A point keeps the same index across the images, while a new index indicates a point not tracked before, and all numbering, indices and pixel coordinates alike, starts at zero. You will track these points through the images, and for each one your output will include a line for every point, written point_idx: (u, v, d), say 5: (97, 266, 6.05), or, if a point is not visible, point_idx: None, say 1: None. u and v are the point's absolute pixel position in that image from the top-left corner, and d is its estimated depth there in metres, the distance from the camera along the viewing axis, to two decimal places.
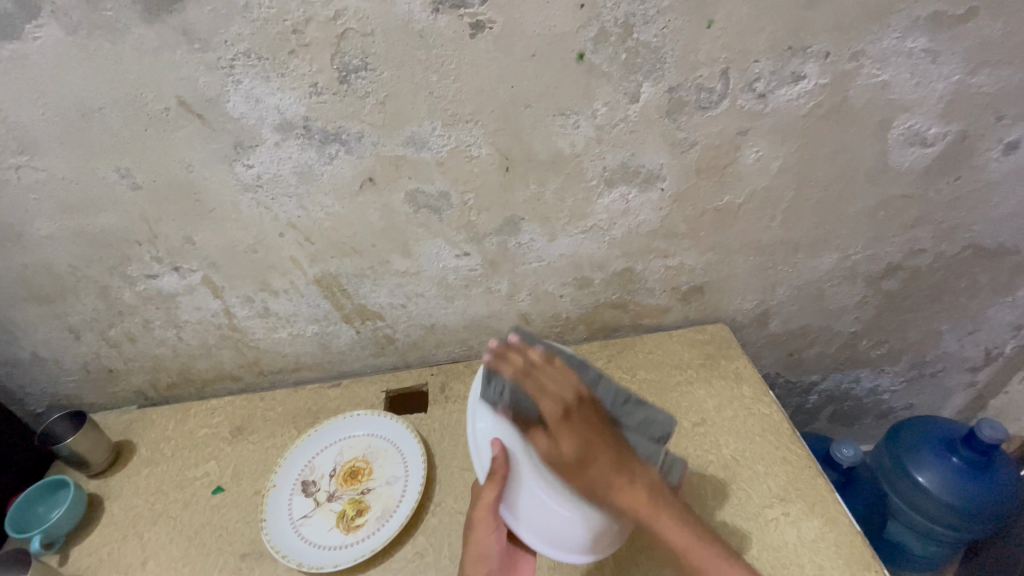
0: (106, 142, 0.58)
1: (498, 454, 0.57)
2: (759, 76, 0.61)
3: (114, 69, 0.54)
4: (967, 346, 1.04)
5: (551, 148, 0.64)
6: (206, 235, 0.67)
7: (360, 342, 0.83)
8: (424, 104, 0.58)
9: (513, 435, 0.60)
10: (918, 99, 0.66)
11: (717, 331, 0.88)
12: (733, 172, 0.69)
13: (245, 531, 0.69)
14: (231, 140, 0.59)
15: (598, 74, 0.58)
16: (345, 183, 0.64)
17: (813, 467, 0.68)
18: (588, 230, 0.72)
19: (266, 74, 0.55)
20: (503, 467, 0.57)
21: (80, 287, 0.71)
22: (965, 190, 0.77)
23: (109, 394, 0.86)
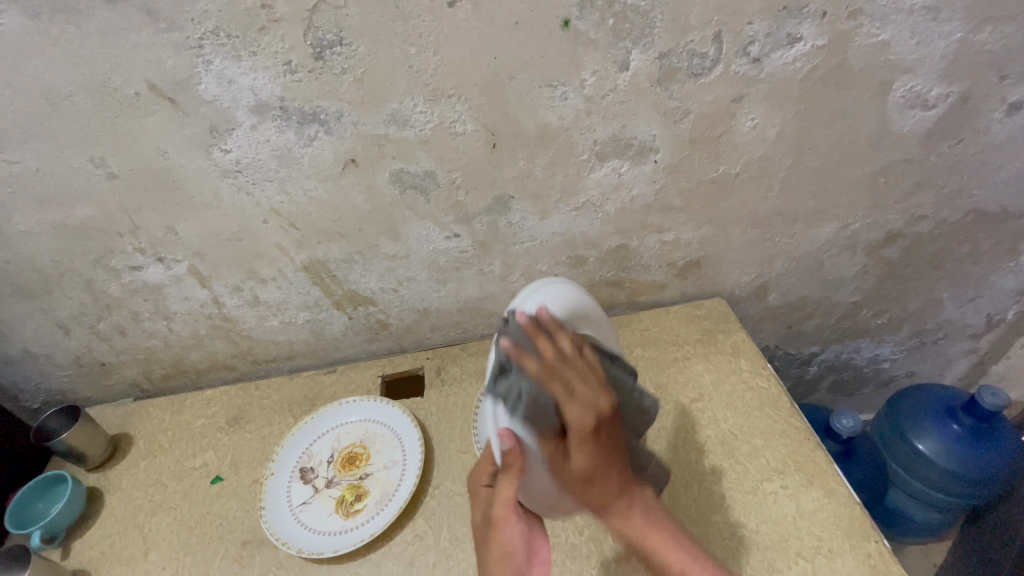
0: (77, 130, 0.56)
1: (512, 447, 0.50)
2: (753, 40, 0.58)
3: (77, 52, 0.51)
4: (969, 313, 1.03)
5: (539, 122, 0.61)
6: (188, 224, 0.66)
7: (354, 328, 0.82)
8: (404, 80, 0.56)
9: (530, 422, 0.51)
10: (920, 59, 0.63)
11: (714, 306, 0.87)
12: (729, 141, 0.67)
13: (245, 520, 0.69)
14: (205, 124, 0.57)
15: (584, 42, 0.56)
16: (327, 166, 0.62)
17: (812, 440, 0.68)
18: (580, 207, 0.71)
19: (236, 53, 0.53)
20: (518, 462, 0.50)
21: (65, 281, 0.70)
22: (968, 153, 0.74)
23: (103, 387, 0.86)
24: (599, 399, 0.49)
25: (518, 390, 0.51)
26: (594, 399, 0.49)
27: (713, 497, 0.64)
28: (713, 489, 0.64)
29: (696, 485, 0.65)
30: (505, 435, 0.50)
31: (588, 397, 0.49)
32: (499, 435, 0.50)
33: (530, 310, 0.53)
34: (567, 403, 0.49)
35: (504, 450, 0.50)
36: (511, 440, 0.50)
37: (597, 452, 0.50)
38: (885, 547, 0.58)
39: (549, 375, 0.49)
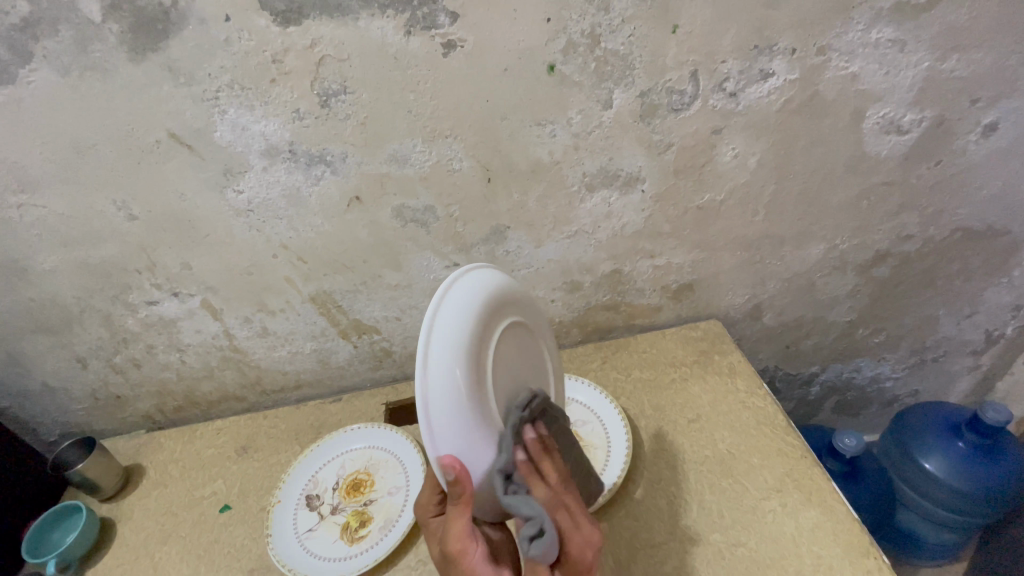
0: (102, 176, 0.61)
1: (458, 474, 0.44)
2: (728, 76, 0.63)
3: (105, 107, 0.56)
4: (966, 329, 1.04)
5: (531, 158, 0.65)
6: (202, 259, 0.69)
7: (358, 356, 0.85)
8: (404, 123, 0.60)
9: (470, 438, 0.45)
10: (890, 88, 0.67)
11: (709, 328, 0.89)
12: (712, 170, 0.70)
13: (253, 547, 0.70)
14: (220, 168, 0.62)
15: (570, 83, 0.60)
16: (333, 203, 0.66)
17: (809, 457, 0.69)
18: (573, 235, 0.74)
19: (249, 103, 0.57)
20: (468, 488, 0.45)
21: (85, 316, 0.73)
22: (947, 174, 0.77)
23: (117, 419, 0.88)
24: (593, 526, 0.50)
25: (447, 395, 0.44)
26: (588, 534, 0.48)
27: (712, 515, 0.64)
28: (711, 508, 0.65)
29: (695, 505, 0.66)
30: (449, 464, 0.44)
31: (589, 532, 0.48)
32: (443, 465, 0.44)
33: (447, 317, 0.47)
34: (575, 535, 0.46)
35: (451, 480, 0.45)
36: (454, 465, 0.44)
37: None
38: (884, 563, 0.58)
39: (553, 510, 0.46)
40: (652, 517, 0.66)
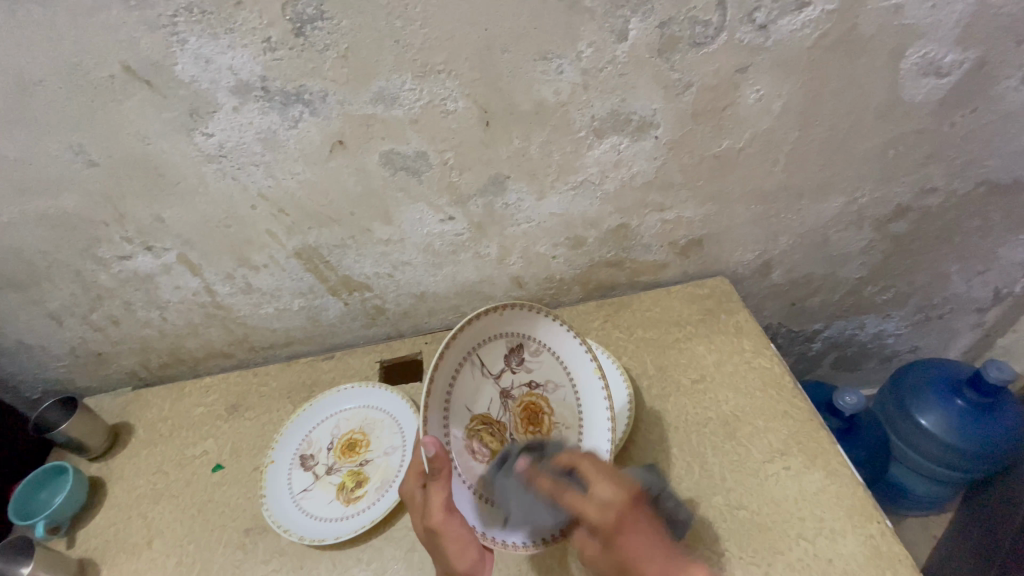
0: (52, 116, 0.54)
1: (437, 453, 0.52)
2: (759, 5, 0.55)
3: (47, 36, 0.49)
4: (976, 287, 1.01)
5: (534, 98, 0.59)
6: (175, 211, 0.64)
7: (350, 314, 0.81)
8: (390, 55, 0.53)
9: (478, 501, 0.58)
10: (935, 24, 0.59)
11: (716, 285, 0.85)
12: (733, 114, 0.64)
13: (247, 507, 0.69)
14: (185, 107, 0.55)
15: (580, 11, 0.53)
16: (314, 148, 0.60)
17: (815, 420, 0.67)
18: (579, 186, 0.68)
19: (213, 31, 0.50)
20: (445, 466, 0.53)
21: (54, 272, 0.68)
22: (981, 122, 0.71)
23: (102, 377, 0.85)
24: (621, 487, 0.48)
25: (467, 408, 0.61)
26: (609, 492, 0.47)
27: (714, 480, 0.63)
28: (714, 471, 0.64)
29: (698, 468, 0.65)
30: (431, 443, 0.52)
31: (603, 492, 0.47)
32: (424, 444, 0.52)
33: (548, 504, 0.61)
34: (582, 502, 0.47)
35: (430, 457, 0.52)
36: (436, 446, 0.52)
37: (632, 539, 0.44)
38: (887, 527, 0.58)
39: (555, 497, 0.50)
40: None
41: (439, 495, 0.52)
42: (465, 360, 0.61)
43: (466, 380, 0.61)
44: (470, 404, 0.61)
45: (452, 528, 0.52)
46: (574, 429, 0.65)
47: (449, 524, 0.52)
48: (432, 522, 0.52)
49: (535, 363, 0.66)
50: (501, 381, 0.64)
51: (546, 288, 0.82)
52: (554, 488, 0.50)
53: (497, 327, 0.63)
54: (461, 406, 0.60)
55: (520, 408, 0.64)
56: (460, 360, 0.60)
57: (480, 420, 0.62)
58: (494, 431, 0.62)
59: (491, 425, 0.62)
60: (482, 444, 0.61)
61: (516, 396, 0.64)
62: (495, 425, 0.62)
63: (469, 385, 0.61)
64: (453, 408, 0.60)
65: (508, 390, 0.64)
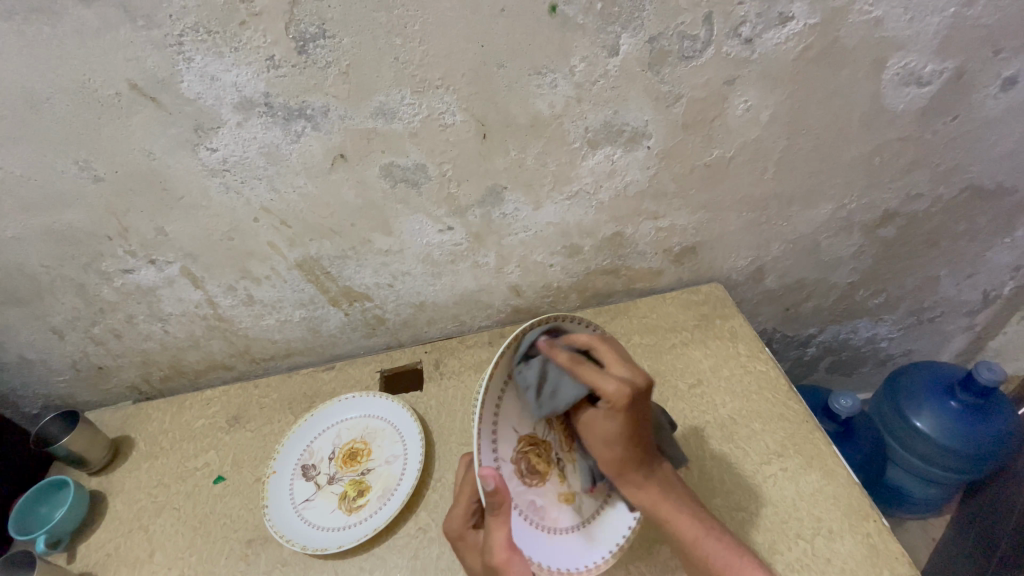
0: (60, 134, 0.55)
1: (495, 486, 0.49)
2: (745, 20, 0.57)
3: (56, 55, 0.50)
4: (965, 290, 1.03)
5: (529, 111, 0.60)
6: (179, 225, 0.65)
7: (350, 324, 0.82)
8: (390, 72, 0.55)
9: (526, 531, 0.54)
10: (914, 35, 0.62)
11: (711, 291, 0.86)
12: (722, 125, 0.66)
13: (249, 518, 0.69)
14: (190, 123, 0.56)
15: (573, 27, 0.55)
16: (315, 161, 0.61)
17: (810, 421, 0.68)
18: (574, 196, 0.70)
19: (218, 49, 0.52)
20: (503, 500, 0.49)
21: (57, 287, 0.69)
22: (963, 129, 0.73)
23: (102, 391, 0.86)
24: (635, 369, 0.54)
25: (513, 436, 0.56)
26: (626, 373, 0.53)
27: (714, 482, 0.64)
28: (713, 474, 0.65)
29: (696, 470, 0.65)
30: (489, 475, 0.49)
31: (615, 358, 0.55)
32: (482, 476, 0.49)
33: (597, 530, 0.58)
34: (600, 375, 0.52)
35: (488, 490, 0.49)
36: (495, 479, 0.49)
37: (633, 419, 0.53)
38: (884, 525, 0.58)
39: (573, 369, 0.53)
40: None
41: (500, 532, 0.50)
42: (511, 379, 0.55)
43: (514, 400, 0.56)
44: (519, 423, 0.56)
45: (514, 567, 0.49)
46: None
47: (513, 563, 0.49)
48: (494, 560, 0.49)
49: None
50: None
51: (543, 296, 0.84)
52: (574, 362, 0.53)
53: None
54: (510, 427, 0.55)
55: (567, 425, 0.60)
56: (508, 377, 0.55)
57: (528, 440, 0.57)
58: (543, 451, 0.58)
59: (539, 446, 0.57)
60: (531, 466, 0.57)
61: (559, 412, 0.60)
62: (543, 444, 0.58)
63: (519, 403, 0.56)
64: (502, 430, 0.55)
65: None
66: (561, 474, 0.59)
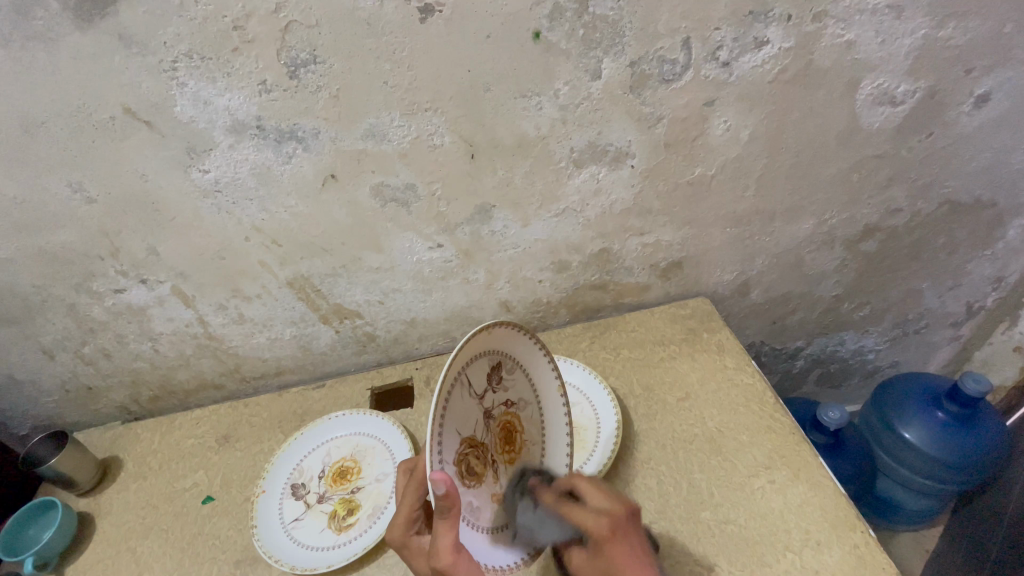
0: (54, 157, 0.56)
1: (448, 490, 0.46)
2: (722, 44, 0.60)
3: (52, 80, 0.51)
4: (948, 302, 1.05)
5: (516, 132, 0.62)
6: (170, 245, 0.66)
7: (341, 341, 0.82)
8: (380, 95, 0.57)
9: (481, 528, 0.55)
10: (885, 58, 0.64)
11: (698, 305, 0.88)
12: (704, 144, 0.68)
13: (237, 539, 0.69)
14: (182, 145, 0.57)
15: (556, 52, 0.57)
16: (306, 181, 0.62)
17: (797, 434, 0.69)
18: (561, 213, 0.71)
19: (211, 74, 0.53)
20: (456, 503, 0.48)
21: (47, 307, 0.69)
22: (937, 146, 0.76)
23: (91, 411, 0.85)
24: (618, 502, 0.51)
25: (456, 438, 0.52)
26: (606, 504, 0.51)
27: (702, 495, 0.64)
28: (702, 487, 0.65)
29: (685, 484, 0.66)
30: (442, 480, 0.46)
31: (599, 498, 0.52)
32: (434, 480, 0.46)
33: None
34: (580, 513, 0.51)
35: (441, 494, 0.46)
36: (447, 483, 0.47)
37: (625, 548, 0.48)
38: (871, 537, 0.59)
39: (555, 508, 0.54)
40: (642, 496, 0.65)
41: (446, 537, 0.48)
42: (454, 383, 0.52)
43: (457, 402, 0.53)
44: (462, 426, 0.53)
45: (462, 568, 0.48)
46: (536, 445, 0.62)
47: (461, 565, 0.48)
48: (440, 564, 0.48)
49: (511, 381, 0.59)
50: (485, 401, 0.56)
51: (533, 312, 0.85)
52: (558, 501, 0.54)
53: (482, 344, 0.56)
54: (453, 429, 0.52)
55: (499, 428, 0.58)
56: (451, 380, 0.52)
57: (468, 442, 0.54)
58: (481, 453, 0.55)
59: (477, 447, 0.55)
60: (471, 468, 0.54)
61: (494, 415, 0.58)
62: (480, 447, 0.56)
63: (460, 405, 0.53)
64: (447, 433, 0.51)
65: (490, 409, 0.57)
66: (494, 476, 0.57)
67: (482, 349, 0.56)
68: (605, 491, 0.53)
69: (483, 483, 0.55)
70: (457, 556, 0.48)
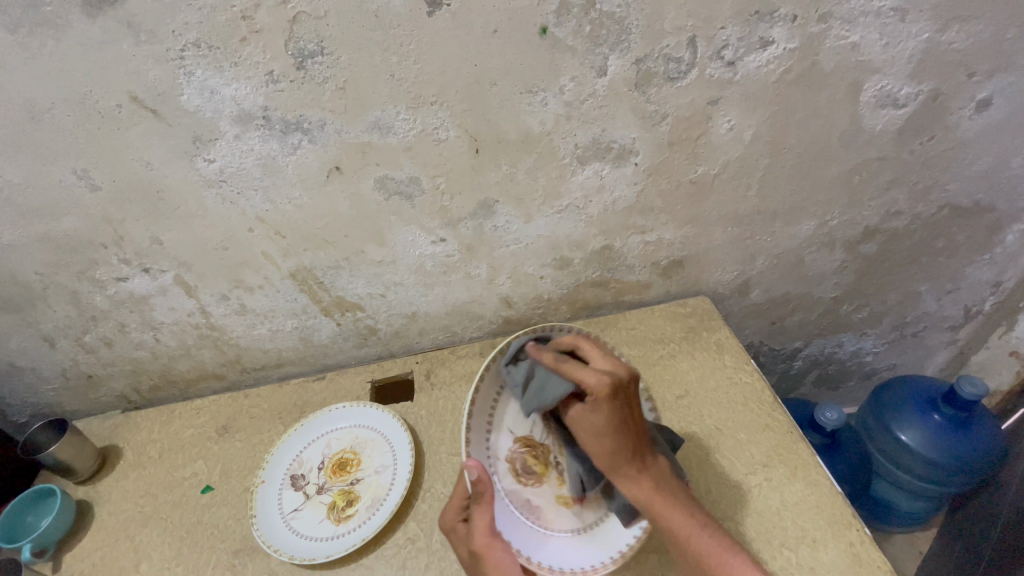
0: (60, 144, 0.57)
1: (478, 475, 0.56)
2: (727, 43, 0.60)
3: (60, 67, 0.51)
4: (946, 305, 1.05)
5: (520, 127, 0.62)
6: (174, 234, 0.66)
7: (342, 334, 0.83)
8: (386, 87, 0.57)
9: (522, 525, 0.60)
10: (889, 60, 0.65)
11: (698, 304, 0.88)
12: (707, 143, 0.68)
13: (237, 528, 0.69)
14: (188, 135, 0.58)
15: (562, 47, 0.57)
16: (311, 173, 0.62)
17: (795, 432, 0.69)
18: (564, 209, 0.72)
19: (218, 64, 0.53)
20: (486, 488, 0.56)
21: (50, 294, 0.69)
22: (938, 150, 0.76)
23: (91, 400, 0.85)
24: (621, 367, 0.56)
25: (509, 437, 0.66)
26: (608, 367, 0.56)
27: (700, 492, 0.65)
28: (699, 483, 0.66)
29: None
30: (473, 465, 0.56)
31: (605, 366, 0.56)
32: (467, 466, 0.56)
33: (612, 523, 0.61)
34: (581, 373, 0.55)
35: (473, 478, 0.56)
36: (478, 468, 0.56)
37: (617, 404, 0.54)
38: (867, 535, 0.59)
39: (556, 368, 0.58)
40: None
41: (481, 519, 0.55)
42: (503, 388, 0.67)
43: (508, 408, 0.67)
44: (515, 427, 0.67)
45: (494, 552, 0.54)
46: None
47: (493, 549, 0.54)
48: (476, 545, 0.54)
49: None
50: (541, 407, 0.68)
51: (534, 308, 0.85)
52: (556, 360, 0.58)
53: None
54: (506, 430, 0.66)
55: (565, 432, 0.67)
56: (498, 389, 0.67)
57: (524, 441, 0.66)
58: (539, 453, 0.65)
59: (535, 448, 0.66)
60: (527, 467, 0.64)
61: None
62: (541, 449, 0.66)
63: (512, 411, 0.67)
64: (498, 431, 0.66)
65: (550, 413, 0.67)
66: (560, 479, 0.64)
67: None
68: (606, 354, 0.59)
69: (543, 482, 0.64)
70: (492, 539, 0.55)
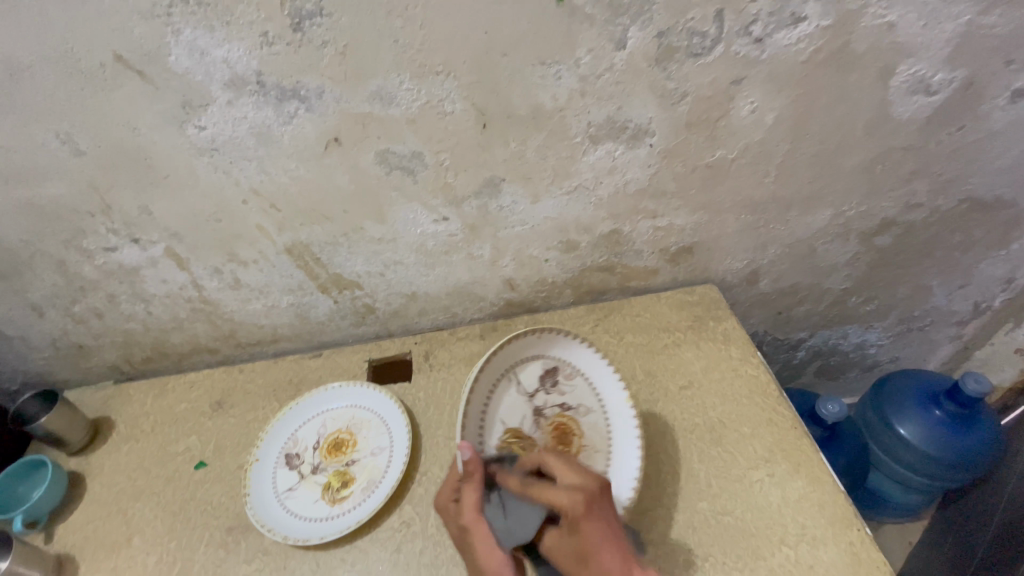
0: (41, 105, 0.53)
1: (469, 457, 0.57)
2: (756, 18, 0.56)
3: (37, 21, 0.48)
4: (956, 300, 1.03)
5: (531, 103, 0.59)
6: (164, 204, 0.63)
7: (339, 311, 0.80)
8: (390, 54, 0.53)
9: None
10: (926, 43, 0.61)
11: (706, 293, 0.86)
12: (726, 125, 0.65)
13: (230, 506, 0.68)
14: (178, 99, 0.54)
15: (580, 17, 0.53)
16: (308, 144, 0.59)
17: (799, 428, 0.68)
18: (573, 190, 0.69)
19: (208, 23, 0.49)
20: (475, 468, 0.57)
21: (36, 262, 0.67)
22: (966, 141, 0.73)
23: (83, 370, 0.84)
24: (591, 477, 0.52)
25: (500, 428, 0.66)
26: (580, 480, 0.51)
27: (699, 486, 0.64)
28: (700, 477, 0.65)
29: (683, 473, 0.65)
30: (465, 446, 0.57)
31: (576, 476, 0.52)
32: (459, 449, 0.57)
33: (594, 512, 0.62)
34: (552, 491, 0.51)
35: (464, 460, 0.57)
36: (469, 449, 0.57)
37: (595, 527, 0.48)
38: (868, 535, 0.59)
39: (522, 491, 0.53)
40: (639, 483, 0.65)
41: (471, 495, 0.56)
42: (500, 380, 0.69)
43: (503, 397, 0.68)
44: (506, 418, 0.67)
45: (481, 528, 0.54)
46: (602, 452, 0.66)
47: (479, 526, 0.54)
48: (465, 521, 0.55)
49: (569, 386, 0.70)
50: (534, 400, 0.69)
51: (537, 291, 0.83)
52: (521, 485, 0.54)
53: (525, 352, 0.70)
54: (495, 420, 0.67)
55: (551, 428, 0.68)
56: (492, 383, 0.68)
57: (513, 432, 0.66)
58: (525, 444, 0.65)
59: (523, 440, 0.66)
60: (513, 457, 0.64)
61: (547, 416, 0.69)
62: (528, 441, 0.66)
63: (504, 403, 0.68)
64: (490, 422, 0.66)
65: (541, 409, 0.69)
66: None
67: (534, 355, 0.71)
68: (578, 466, 0.53)
69: None
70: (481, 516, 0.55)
